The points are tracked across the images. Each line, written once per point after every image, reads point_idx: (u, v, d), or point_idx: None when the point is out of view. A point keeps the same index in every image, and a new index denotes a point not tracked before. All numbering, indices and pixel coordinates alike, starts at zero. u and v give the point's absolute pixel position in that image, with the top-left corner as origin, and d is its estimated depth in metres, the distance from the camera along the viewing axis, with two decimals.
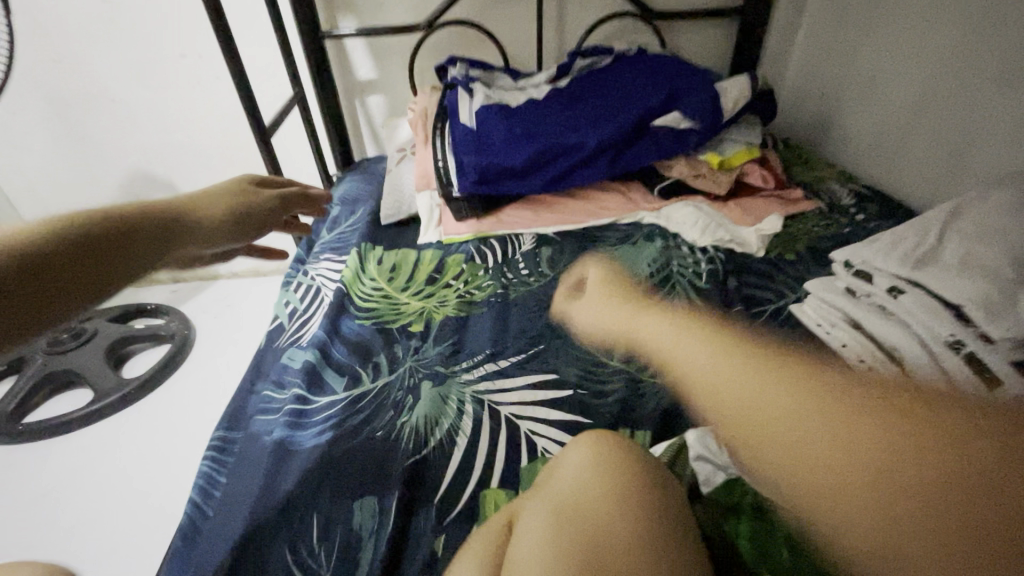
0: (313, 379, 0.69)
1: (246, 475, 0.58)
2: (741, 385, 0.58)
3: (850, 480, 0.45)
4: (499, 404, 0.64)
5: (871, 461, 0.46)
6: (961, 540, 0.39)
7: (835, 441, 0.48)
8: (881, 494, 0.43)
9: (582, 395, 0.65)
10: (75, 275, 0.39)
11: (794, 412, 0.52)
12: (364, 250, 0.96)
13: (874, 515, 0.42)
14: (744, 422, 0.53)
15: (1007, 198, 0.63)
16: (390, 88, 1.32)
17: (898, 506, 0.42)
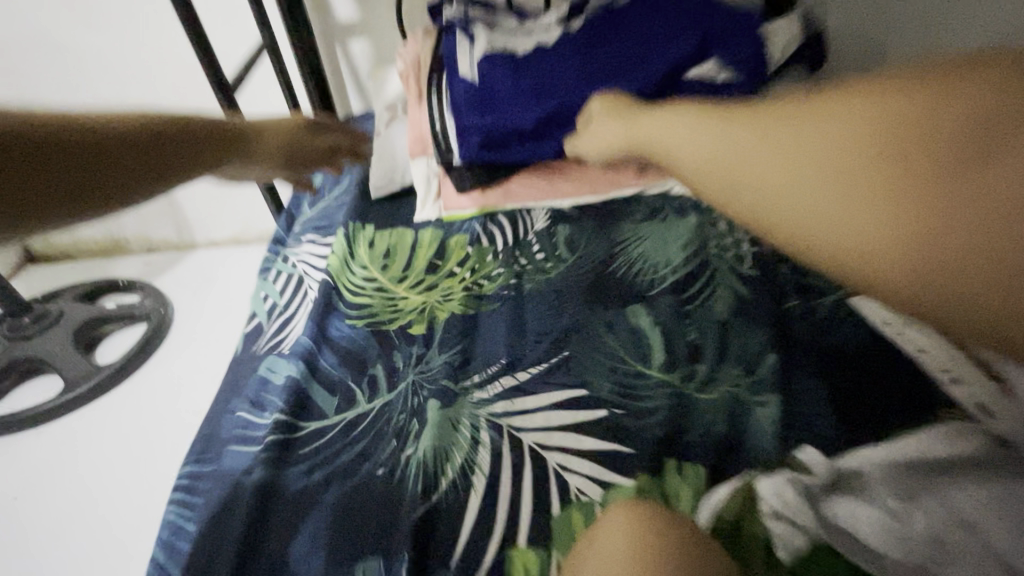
0: (298, 402, 0.58)
1: (222, 527, 0.49)
2: (673, 127, 0.34)
3: (850, 226, 0.25)
4: (521, 431, 0.54)
5: (888, 169, 0.25)
6: (1009, 236, 0.23)
7: (801, 155, 0.26)
8: (908, 216, 0.24)
9: (618, 418, 0.54)
10: (168, 161, 0.51)
11: (706, 139, 0.30)
12: (353, 231, 0.83)
13: (929, 278, 0.24)
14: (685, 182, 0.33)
15: None
16: (375, 32, 1.14)
17: (935, 200, 0.24)
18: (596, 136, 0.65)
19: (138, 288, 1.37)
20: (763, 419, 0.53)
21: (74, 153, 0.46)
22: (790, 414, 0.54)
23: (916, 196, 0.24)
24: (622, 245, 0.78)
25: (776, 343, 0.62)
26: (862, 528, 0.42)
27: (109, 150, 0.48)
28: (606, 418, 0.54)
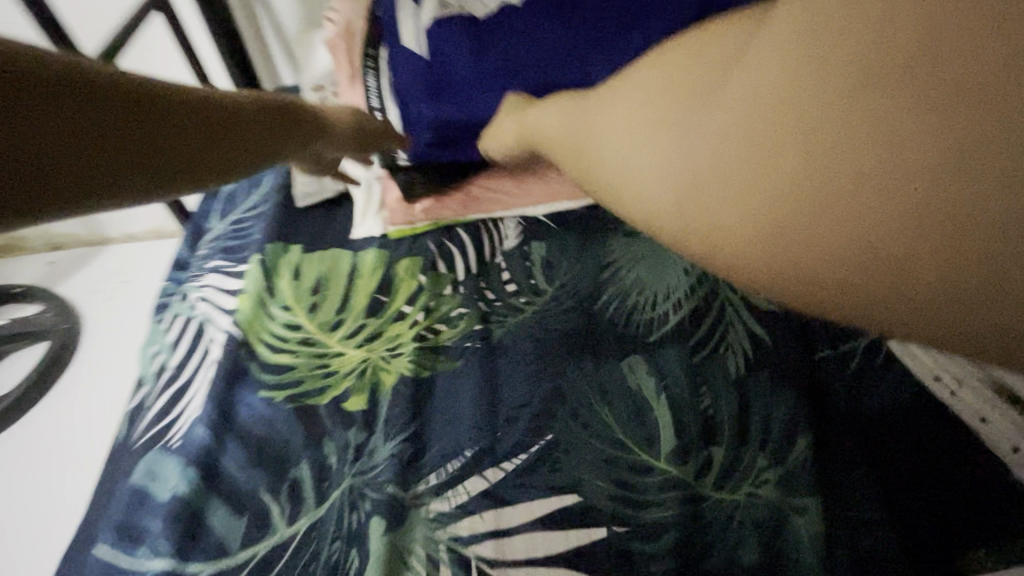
0: (188, 531, 0.43)
1: None
2: (607, 113, 0.39)
3: (772, 197, 0.30)
4: (494, 567, 0.42)
5: (789, 124, 0.29)
6: (967, 183, 0.25)
7: (757, 118, 0.30)
8: (797, 193, 0.29)
9: (619, 539, 0.43)
10: (233, 158, 0.34)
11: (640, 121, 0.36)
12: (271, 256, 0.64)
13: (847, 256, 0.29)
14: (633, 184, 0.36)
15: None
16: None
17: (860, 147, 0.27)
18: (541, 119, 0.46)
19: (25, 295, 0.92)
20: (802, 536, 0.42)
21: (196, 134, 0.30)
22: (832, 525, 0.43)
23: (861, 162, 0.27)
24: (613, 263, 0.61)
25: (808, 412, 0.48)
26: None
27: (229, 135, 0.33)
28: (606, 542, 0.42)
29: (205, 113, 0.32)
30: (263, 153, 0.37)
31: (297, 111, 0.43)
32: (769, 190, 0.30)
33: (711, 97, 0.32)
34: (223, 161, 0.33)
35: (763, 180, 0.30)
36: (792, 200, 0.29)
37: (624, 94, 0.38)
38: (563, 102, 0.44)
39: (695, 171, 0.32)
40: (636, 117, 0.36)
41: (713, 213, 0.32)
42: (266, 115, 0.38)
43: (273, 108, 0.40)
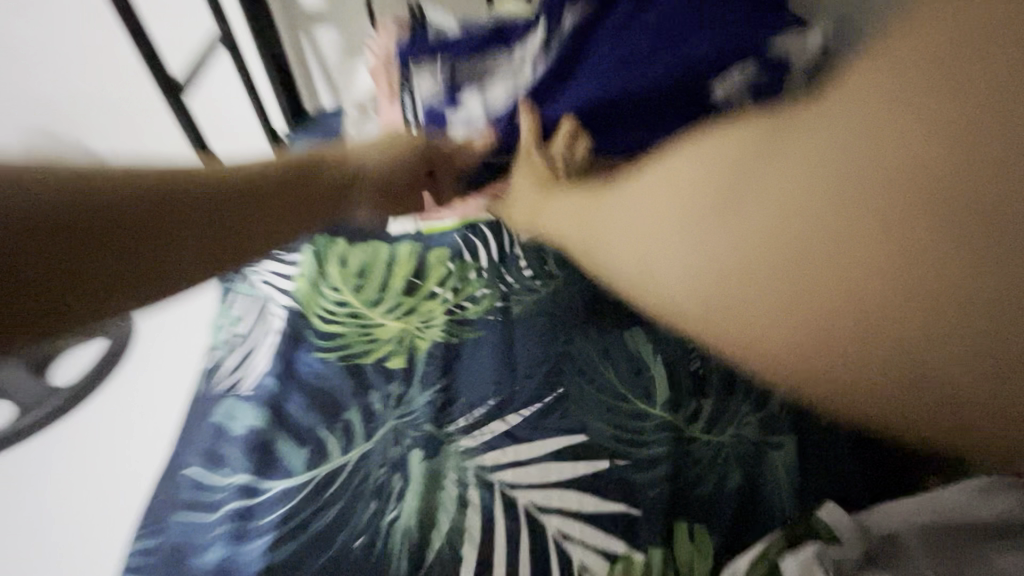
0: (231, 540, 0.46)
1: None
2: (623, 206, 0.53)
3: (731, 258, 0.40)
4: (514, 488, 0.48)
5: (759, 194, 0.39)
6: (999, 235, 0.31)
7: (714, 211, 0.42)
8: (750, 240, 0.39)
9: (624, 468, 0.49)
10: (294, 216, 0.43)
11: (640, 205, 0.50)
12: (321, 247, 0.74)
13: (768, 303, 0.38)
14: (643, 256, 0.48)
15: None
16: (344, 21, 1.10)
17: (842, 252, 0.35)
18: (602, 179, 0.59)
19: None
20: (779, 465, 0.49)
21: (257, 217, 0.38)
22: (805, 461, 0.50)
23: (825, 250, 0.36)
24: None
25: None
26: None
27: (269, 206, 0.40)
28: (610, 470, 0.49)
29: (276, 182, 0.41)
30: (317, 204, 0.46)
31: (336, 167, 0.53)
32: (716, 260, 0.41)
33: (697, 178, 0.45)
34: (296, 208, 0.43)
35: (711, 218, 0.42)
36: (748, 258, 0.38)
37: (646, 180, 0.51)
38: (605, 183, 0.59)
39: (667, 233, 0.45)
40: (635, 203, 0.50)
41: (688, 261, 0.43)
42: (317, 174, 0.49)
43: (317, 164, 0.50)
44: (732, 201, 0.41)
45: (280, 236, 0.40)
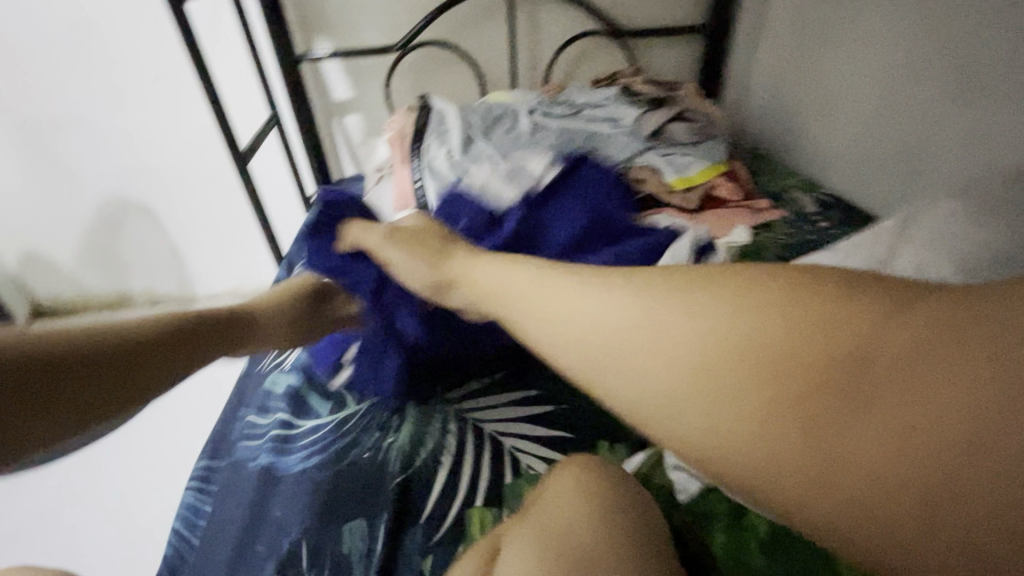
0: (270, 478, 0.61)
1: (230, 504, 0.59)
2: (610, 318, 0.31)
3: (859, 445, 0.23)
4: (482, 422, 0.65)
5: (862, 394, 0.24)
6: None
7: (719, 349, 0.27)
8: (822, 444, 0.24)
9: (566, 410, 0.66)
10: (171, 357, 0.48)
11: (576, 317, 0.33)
12: None
13: (833, 448, 0.24)
14: (611, 349, 0.30)
15: (955, 206, 0.66)
16: (368, 108, 1.40)
17: (906, 436, 0.23)
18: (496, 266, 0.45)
19: None
20: None
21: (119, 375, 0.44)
22: None
23: (882, 401, 0.24)
24: None
25: None
26: None
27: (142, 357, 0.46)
28: (555, 411, 0.66)
29: (172, 334, 0.49)
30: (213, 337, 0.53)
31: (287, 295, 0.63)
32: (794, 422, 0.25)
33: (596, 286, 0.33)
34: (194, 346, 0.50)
35: (763, 402, 0.25)
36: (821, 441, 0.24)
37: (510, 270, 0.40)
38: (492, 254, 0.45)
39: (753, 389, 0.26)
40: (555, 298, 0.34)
41: (727, 429, 0.26)
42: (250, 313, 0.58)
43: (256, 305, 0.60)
44: (783, 380, 0.25)
45: (155, 378, 0.46)
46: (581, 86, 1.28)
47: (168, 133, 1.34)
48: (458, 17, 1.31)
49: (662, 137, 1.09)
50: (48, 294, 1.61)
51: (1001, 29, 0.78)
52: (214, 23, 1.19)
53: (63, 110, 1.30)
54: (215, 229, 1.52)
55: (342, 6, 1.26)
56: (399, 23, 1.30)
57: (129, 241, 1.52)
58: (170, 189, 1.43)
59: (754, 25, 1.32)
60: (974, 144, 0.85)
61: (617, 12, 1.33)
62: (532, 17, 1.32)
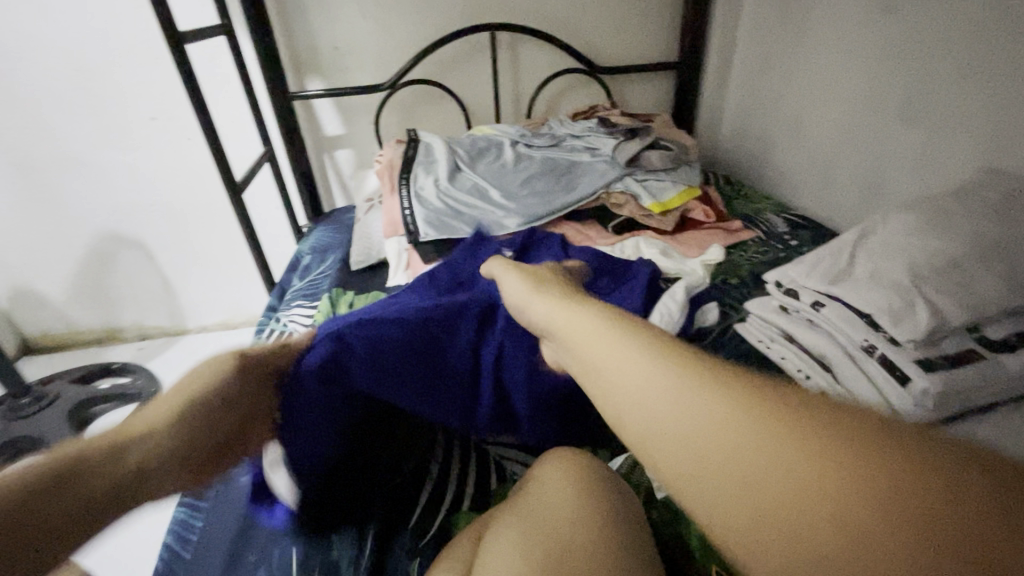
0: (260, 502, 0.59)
1: (224, 517, 0.61)
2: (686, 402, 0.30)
3: (881, 557, 0.22)
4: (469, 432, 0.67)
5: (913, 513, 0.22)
6: None
7: (769, 431, 0.27)
8: (828, 533, 0.23)
9: None
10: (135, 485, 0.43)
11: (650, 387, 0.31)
12: (335, 295, 0.99)
13: (844, 546, 0.23)
14: (655, 406, 0.31)
15: (903, 218, 0.72)
16: (358, 143, 1.46)
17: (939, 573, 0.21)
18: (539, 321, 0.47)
19: (128, 369, 1.47)
20: None
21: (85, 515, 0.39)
22: None
23: (933, 527, 0.22)
24: None
25: None
26: None
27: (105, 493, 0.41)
28: None
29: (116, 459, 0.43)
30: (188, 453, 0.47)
31: (217, 392, 0.51)
32: (843, 533, 0.23)
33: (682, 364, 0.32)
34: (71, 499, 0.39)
35: (794, 487, 0.25)
36: (847, 555, 0.23)
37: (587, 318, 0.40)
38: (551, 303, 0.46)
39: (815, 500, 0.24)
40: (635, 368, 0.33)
41: (743, 502, 0.26)
42: (163, 441, 0.45)
43: (174, 417, 0.48)
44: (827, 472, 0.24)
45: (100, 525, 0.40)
46: (561, 120, 1.35)
47: (164, 170, 1.39)
48: (444, 57, 1.39)
49: (638, 165, 1.14)
50: (35, 329, 1.60)
51: (939, 58, 0.86)
52: (212, 65, 1.26)
53: (57, 149, 1.33)
54: (209, 260, 1.55)
55: (334, 48, 1.33)
56: (388, 63, 1.37)
57: (120, 275, 1.54)
58: (165, 224, 1.47)
59: (722, 61, 1.41)
60: (925, 161, 0.91)
61: (593, 51, 1.41)
62: (513, 56, 1.40)
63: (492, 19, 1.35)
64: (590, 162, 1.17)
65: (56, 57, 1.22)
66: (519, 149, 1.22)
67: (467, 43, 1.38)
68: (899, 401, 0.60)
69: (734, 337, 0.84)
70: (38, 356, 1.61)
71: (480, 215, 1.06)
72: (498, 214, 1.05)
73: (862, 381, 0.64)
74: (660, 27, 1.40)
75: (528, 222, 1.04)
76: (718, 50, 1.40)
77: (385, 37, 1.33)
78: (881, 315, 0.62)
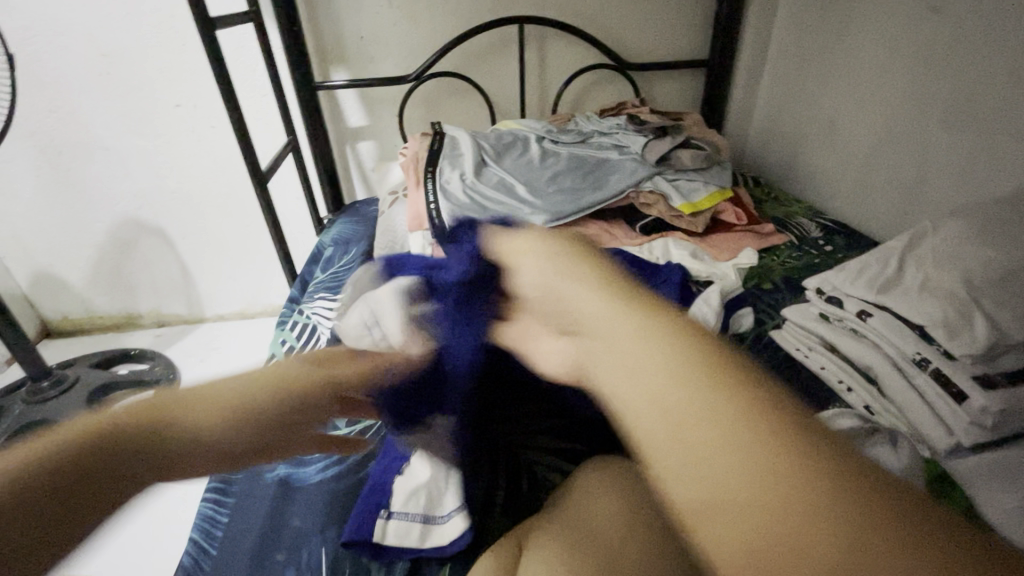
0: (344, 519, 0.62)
1: (252, 513, 0.65)
2: (699, 419, 0.25)
3: (810, 517, 0.22)
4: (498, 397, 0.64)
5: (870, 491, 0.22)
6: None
7: (725, 395, 0.26)
8: (784, 484, 0.23)
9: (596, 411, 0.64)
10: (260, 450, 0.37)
11: (667, 386, 0.27)
12: None
13: (779, 495, 0.22)
14: (623, 351, 0.30)
15: (956, 225, 0.68)
16: (381, 135, 1.45)
17: (846, 527, 0.21)
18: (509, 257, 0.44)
19: (146, 357, 1.47)
20: None
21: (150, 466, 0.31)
22: None
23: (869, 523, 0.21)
24: None
25: None
26: None
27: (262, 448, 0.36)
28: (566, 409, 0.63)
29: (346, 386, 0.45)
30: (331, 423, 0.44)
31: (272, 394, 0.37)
32: (792, 489, 0.23)
33: (709, 372, 0.27)
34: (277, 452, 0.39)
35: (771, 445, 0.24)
36: (788, 503, 0.22)
37: (558, 252, 0.39)
38: (533, 235, 0.43)
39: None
40: (598, 307, 0.33)
41: (712, 465, 0.24)
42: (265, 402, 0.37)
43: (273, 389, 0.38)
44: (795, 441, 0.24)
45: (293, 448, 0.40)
46: (588, 116, 1.32)
47: (187, 157, 1.38)
48: (470, 49, 1.36)
49: (668, 163, 1.11)
50: (55, 314, 1.61)
51: (987, 64, 0.82)
52: (238, 53, 1.25)
53: (81, 134, 1.33)
54: (230, 249, 1.55)
55: (360, 38, 1.31)
56: (414, 55, 1.35)
57: (140, 262, 1.54)
58: (187, 212, 1.47)
59: (755, 58, 1.37)
60: (971, 169, 0.88)
61: (623, 46, 1.38)
62: (541, 48, 1.37)
63: (519, 11, 1.32)
64: (618, 159, 1.14)
65: (83, 40, 1.22)
66: (545, 145, 1.20)
67: (494, 35, 1.35)
68: (952, 418, 0.57)
69: (769, 344, 0.81)
70: (57, 340, 1.62)
71: (506, 211, 1.03)
72: (526, 210, 1.03)
73: (912, 397, 0.61)
74: (691, 23, 1.36)
75: (554, 219, 1.02)
76: (751, 48, 1.36)
77: (411, 28, 1.32)
78: (935, 328, 0.59)
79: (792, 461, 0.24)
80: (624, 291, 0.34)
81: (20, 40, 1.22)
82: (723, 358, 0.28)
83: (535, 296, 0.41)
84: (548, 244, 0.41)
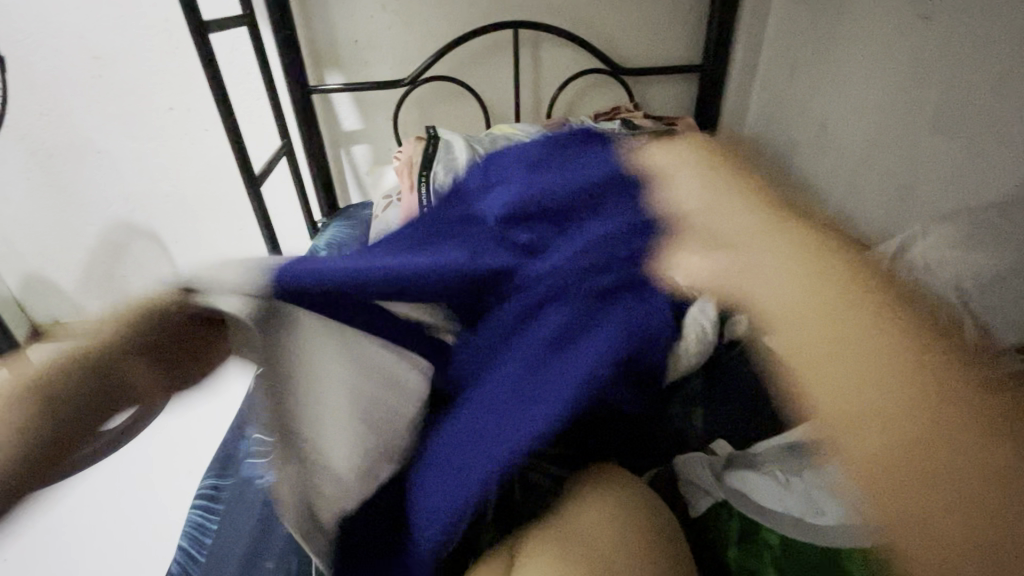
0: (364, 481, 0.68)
1: (240, 519, 0.67)
2: (847, 335, 0.52)
3: (909, 426, 0.44)
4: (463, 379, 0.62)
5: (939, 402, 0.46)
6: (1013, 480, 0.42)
7: (870, 328, 0.52)
8: (934, 405, 0.46)
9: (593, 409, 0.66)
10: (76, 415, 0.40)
11: (814, 307, 0.55)
12: None
13: (870, 413, 0.46)
14: (803, 295, 0.56)
15: (946, 230, 0.69)
16: (375, 138, 1.45)
17: (950, 437, 0.44)
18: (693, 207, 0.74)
19: None
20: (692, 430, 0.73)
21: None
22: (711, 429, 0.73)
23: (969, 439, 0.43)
24: None
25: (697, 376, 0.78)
26: (756, 488, 0.61)
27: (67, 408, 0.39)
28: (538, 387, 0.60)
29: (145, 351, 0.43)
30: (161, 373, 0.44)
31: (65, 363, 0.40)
32: (924, 401, 0.46)
33: (899, 333, 0.50)
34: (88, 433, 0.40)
35: (913, 368, 0.48)
36: (933, 420, 0.45)
37: (773, 230, 0.63)
38: (760, 219, 0.65)
39: (890, 478, 0.42)
40: (779, 271, 0.59)
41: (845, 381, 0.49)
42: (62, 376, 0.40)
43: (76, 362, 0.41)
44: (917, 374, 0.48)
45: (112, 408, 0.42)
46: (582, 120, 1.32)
47: (180, 160, 1.37)
48: (465, 53, 1.37)
49: None
50: (46, 318, 1.59)
51: (976, 71, 0.83)
52: (232, 56, 1.25)
53: (72, 137, 1.32)
54: (222, 253, 1.54)
55: (354, 42, 1.31)
56: (408, 59, 1.35)
57: (132, 266, 1.53)
58: (179, 216, 1.46)
59: (748, 63, 1.38)
60: (961, 174, 0.88)
61: (616, 51, 1.39)
62: (535, 53, 1.38)
63: (513, 15, 1.33)
64: None
65: (75, 43, 1.21)
66: None
67: (488, 39, 1.36)
68: None
69: None
70: None
71: None
72: None
73: None
74: (684, 28, 1.37)
75: None
76: (744, 54, 1.37)
77: (405, 32, 1.32)
78: None
79: (945, 400, 0.46)
80: (820, 253, 0.60)
81: (12, 43, 1.21)
82: (871, 302, 0.54)
83: (731, 249, 0.65)
84: (723, 198, 0.71)
